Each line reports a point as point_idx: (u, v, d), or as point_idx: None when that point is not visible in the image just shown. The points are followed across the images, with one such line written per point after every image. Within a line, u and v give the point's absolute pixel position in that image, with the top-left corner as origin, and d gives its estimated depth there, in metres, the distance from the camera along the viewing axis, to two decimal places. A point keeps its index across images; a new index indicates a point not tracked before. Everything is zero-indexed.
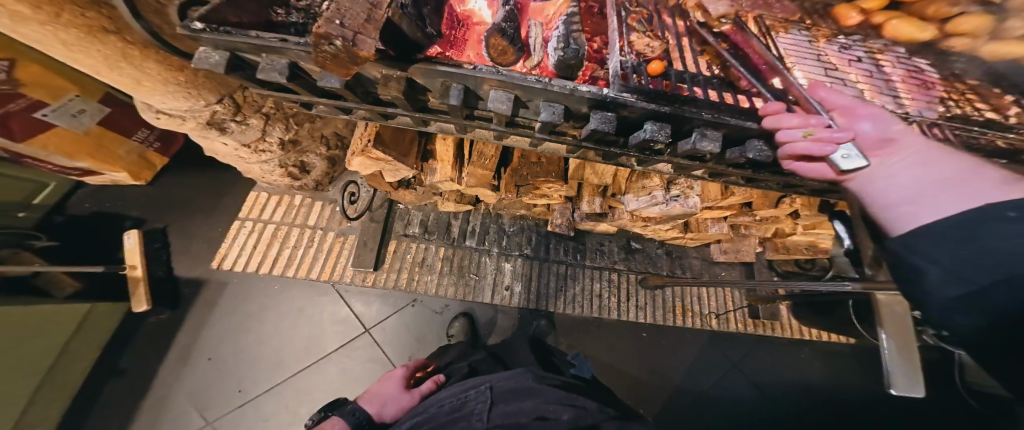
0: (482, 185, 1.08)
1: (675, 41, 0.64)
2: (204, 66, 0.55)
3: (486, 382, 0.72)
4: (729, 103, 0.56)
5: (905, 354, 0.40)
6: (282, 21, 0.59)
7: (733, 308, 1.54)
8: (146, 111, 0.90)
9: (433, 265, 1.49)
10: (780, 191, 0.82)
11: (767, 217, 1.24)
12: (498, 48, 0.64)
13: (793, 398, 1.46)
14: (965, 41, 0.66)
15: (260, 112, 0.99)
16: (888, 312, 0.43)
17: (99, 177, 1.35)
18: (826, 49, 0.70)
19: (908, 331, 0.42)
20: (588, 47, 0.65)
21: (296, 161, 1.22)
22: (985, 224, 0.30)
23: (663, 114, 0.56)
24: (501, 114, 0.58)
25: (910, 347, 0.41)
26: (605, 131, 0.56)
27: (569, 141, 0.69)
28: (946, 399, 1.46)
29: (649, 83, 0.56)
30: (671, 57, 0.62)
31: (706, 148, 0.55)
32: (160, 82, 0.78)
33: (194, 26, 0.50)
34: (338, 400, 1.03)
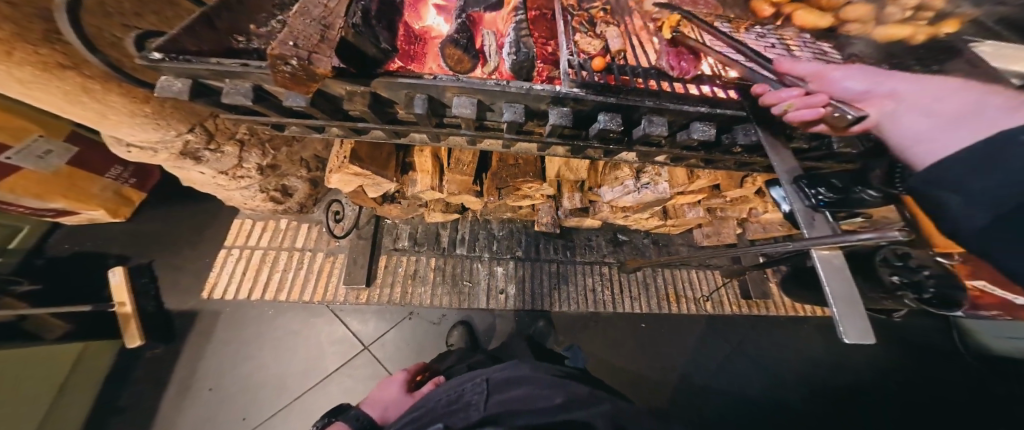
0: (465, 191, 1.09)
1: (618, 38, 0.68)
2: (166, 94, 0.56)
3: (482, 374, 0.75)
4: (667, 91, 0.60)
5: (849, 303, 0.42)
6: (242, 47, 0.61)
7: (724, 291, 1.60)
8: (116, 146, 0.91)
9: (426, 276, 1.51)
10: (738, 171, 0.87)
11: (738, 197, 1.29)
12: (455, 57, 0.66)
13: (799, 378, 1.47)
14: (858, 26, 0.77)
15: (234, 138, 1.00)
16: (830, 268, 0.46)
17: (75, 217, 1.35)
18: (745, 37, 0.78)
19: (849, 282, 0.44)
20: (541, 50, 0.67)
21: (277, 185, 1.23)
22: (1007, 152, 0.30)
23: (612, 105, 0.60)
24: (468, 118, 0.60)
25: (853, 297, 0.43)
26: (563, 126, 0.61)
27: (536, 139, 0.73)
28: (942, 366, 1.49)
29: (596, 78, 0.61)
30: (614, 54, 0.67)
31: (655, 132, 0.60)
32: (126, 115, 0.80)
33: (153, 57, 0.51)
34: (341, 405, 0.93)
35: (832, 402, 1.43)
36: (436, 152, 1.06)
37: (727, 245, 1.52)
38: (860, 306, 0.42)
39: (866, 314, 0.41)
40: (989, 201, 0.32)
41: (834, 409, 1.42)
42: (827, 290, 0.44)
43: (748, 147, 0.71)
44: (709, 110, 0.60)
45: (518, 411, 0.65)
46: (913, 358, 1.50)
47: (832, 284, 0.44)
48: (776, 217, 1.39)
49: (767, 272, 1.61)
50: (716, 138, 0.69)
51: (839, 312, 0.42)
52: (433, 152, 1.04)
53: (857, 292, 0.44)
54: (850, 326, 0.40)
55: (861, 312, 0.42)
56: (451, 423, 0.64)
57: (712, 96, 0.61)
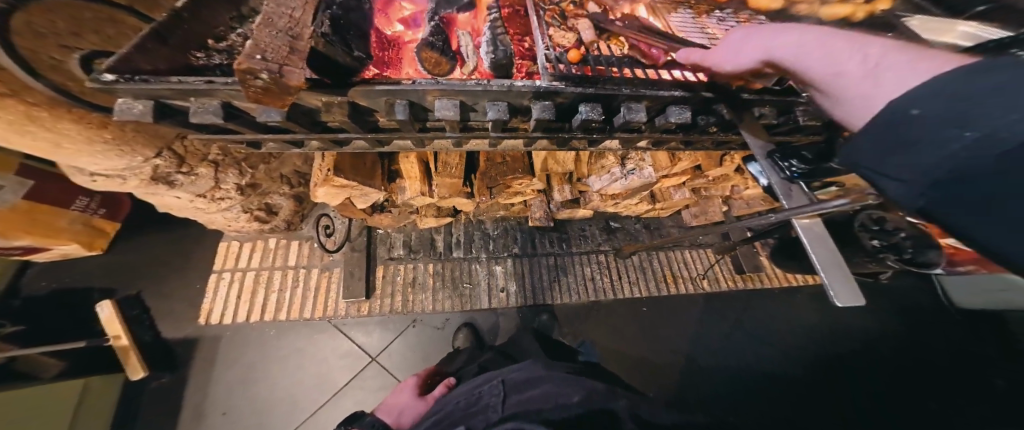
0: (456, 193, 1.08)
1: (590, 30, 0.68)
2: (127, 117, 0.54)
3: (499, 376, 0.77)
4: (640, 77, 0.61)
5: (835, 268, 0.43)
6: (203, 64, 0.58)
7: (718, 268, 1.62)
8: (80, 175, 0.86)
9: (425, 282, 1.50)
10: (716, 150, 0.88)
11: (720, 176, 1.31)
12: (432, 60, 0.65)
13: (797, 346, 1.51)
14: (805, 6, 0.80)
15: (207, 160, 0.97)
16: (812, 237, 0.47)
17: (47, 253, 1.29)
18: (708, 22, 0.80)
19: (833, 248, 0.45)
20: (517, 47, 0.67)
21: (261, 203, 1.21)
22: (916, 127, 0.30)
23: (591, 95, 0.60)
24: (454, 119, 0.59)
25: (838, 261, 0.44)
26: (547, 119, 0.60)
27: (522, 135, 0.73)
28: (931, 322, 1.55)
29: (574, 70, 0.61)
30: (587, 46, 0.67)
31: (636, 119, 0.60)
32: (83, 142, 0.74)
33: (105, 78, 0.48)
34: (356, 413, 0.92)
35: (828, 363, 1.48)
36: (422, 157, 1.04)
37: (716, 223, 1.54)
38: (847, 269, 0.42)
39: (853, 276, 0.42)
40: (914, 183, 0.30)
41: (836, 372, 1.46)
42: (813, 258, 0.44)
43: (720, 125, 0.73)
44: (683, 94, 0.61)
45: (538, 406, 0.65)
46: (902, 318, 1.55)
47: (817, 250, 0.45)
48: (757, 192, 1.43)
49: (757, 246, 1.64)
50: (692, 121, 0.69)
51: (826, 276, 0.43)
52: (419, 158, 1.03)
53: (840, 256, 0.44)
54: (840, 289, 0.41)
55: (846, 274, 0.42)
56: (470, 424, 0.66)
57: (682, 80, 0.61)
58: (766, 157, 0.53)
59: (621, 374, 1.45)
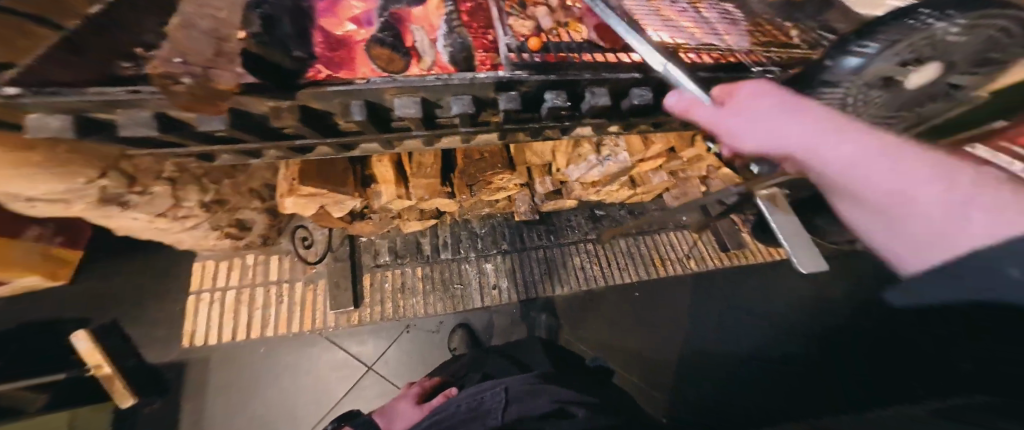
0: (435, 194, 1.03)
1: (549, 17, 0.65)
2: (45, 133, 0.52)
3: (502, 383, 0.77)
4: (601, 60, 0.60)
5: (795, 238, 0.46)
6: (132, 75, 0.55)
7: (704, 248, 1.63)
8: (16, 201, 0.76)
9: (415, 287, 1.48)
10: (684, 131, 0.87)
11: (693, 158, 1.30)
12: (384, 57, 0.62)
13: (790, 333, 1.52)
14: None
15: (161, 177, 0.90)
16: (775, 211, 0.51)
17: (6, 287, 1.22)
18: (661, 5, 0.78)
19: (793, 221, 0.49)
20: (475, 39, 0.64)
21: (233, 219, 1.16)
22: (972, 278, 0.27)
23: (553, 82, 0.60)
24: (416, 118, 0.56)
25: (797, 232, 0.47)
26: (513, 111, 0.59)
27: (494, 128, 0.73)
28: None
29: (537, 58, 0.59)
30: (549, 33, 0.64)
31: (597, 104, 0.61)
32: (12, 167, 0.62)
33: (6, 92, 0.47)
34: (352, 411, 0.93)
35: (827, 348, 1.49)
36: (396, 160, 1.01)
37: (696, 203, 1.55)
38: (805, 238, 0.46)
39: (812, 245, 0.45)
40: (947, 325, 0.30)
41: (826, 340, 1.51)
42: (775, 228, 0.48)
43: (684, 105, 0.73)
44: (641, 76, 0.61)
45: (533, 421, 0.66)
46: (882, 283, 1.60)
47: (779, 223, 0.49)
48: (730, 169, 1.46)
49: (739, 223, 1.64)
50: (655, 102, 0.68)
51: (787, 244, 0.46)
52: (393, 160, 1.00)
53: (801, 228, 0.48)
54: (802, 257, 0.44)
55: (803, 241, 0.46)
56: None
57: (640, 61, 0.61)
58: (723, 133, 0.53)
59: (618, 365, 1.46)
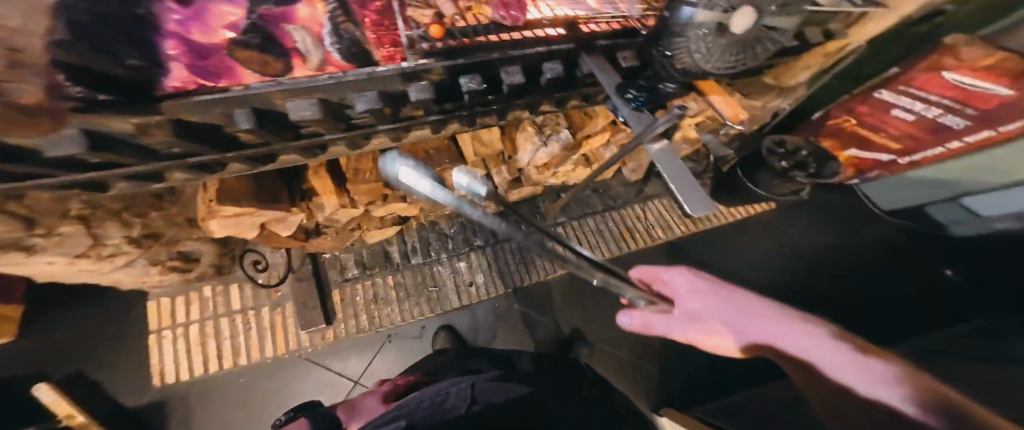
0: (377, 198, 0.99)
1: (450, 1, 0.61)
2: None
3: (467, 380, 0.80)
4: (506, 40, 0.63)
5: (680, 181, 0.49)
6: None
7: (669, 216, 1.65)
8: None
9: (388, 295, 1.45)
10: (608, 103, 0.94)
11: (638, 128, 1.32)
12: (257, 61, 0.51)
13: (770, 307, 1.52)
14: None
15: (69, 216, 0.73)
16: (663, 159, 0.53)
17: None
18: None
19: (681, 166, 0.51)
20: (369, 34, 0.57)
21: (174, 252, 1.01)
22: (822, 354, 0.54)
23: (464, 66, 0.60)
24: (321, 118, 0.53)
25: (685, 175, 0.50)
26: (427, 99, 0.58)
27: (419, 121, 0.71)
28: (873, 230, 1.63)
29: (450, 42, 0.57)
30: (452, 18, 0.61)
31: (512, 82, 0.66)
32: None
33: None
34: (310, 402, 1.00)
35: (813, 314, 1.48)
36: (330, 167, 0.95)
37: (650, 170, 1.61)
38: (691, 181, 0.49)
39: (697, 186, 0.48)
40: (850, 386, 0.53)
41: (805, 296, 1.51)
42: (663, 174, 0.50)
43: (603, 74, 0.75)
44: (546, 50, 0.65)
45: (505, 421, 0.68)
46: (855, 232, 1.62)
47: (667, 168, 0.51)
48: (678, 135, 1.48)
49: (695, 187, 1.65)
50: (569, 71, 0.74)
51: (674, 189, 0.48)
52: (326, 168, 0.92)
53: (687, 170, 0.51)
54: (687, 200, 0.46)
55: (689, 184, 0.48)
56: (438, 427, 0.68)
57: (546, 35, 0.65)
58: (618, 94, 0.60)
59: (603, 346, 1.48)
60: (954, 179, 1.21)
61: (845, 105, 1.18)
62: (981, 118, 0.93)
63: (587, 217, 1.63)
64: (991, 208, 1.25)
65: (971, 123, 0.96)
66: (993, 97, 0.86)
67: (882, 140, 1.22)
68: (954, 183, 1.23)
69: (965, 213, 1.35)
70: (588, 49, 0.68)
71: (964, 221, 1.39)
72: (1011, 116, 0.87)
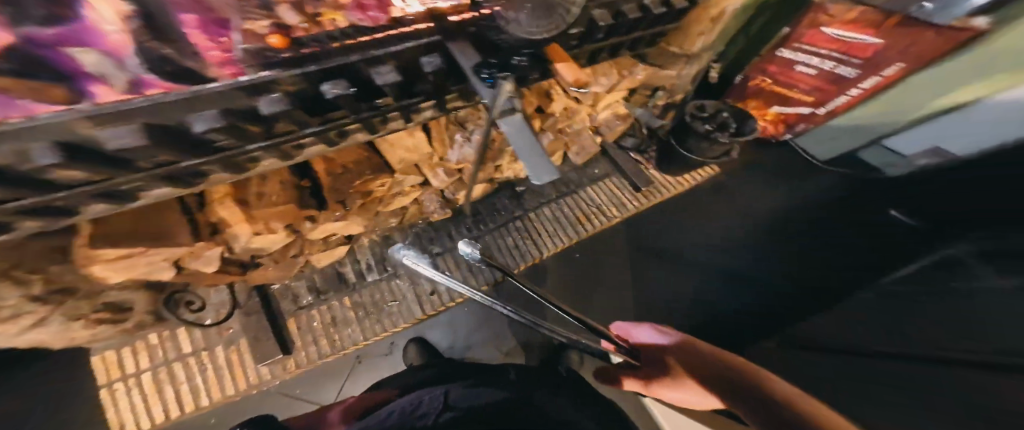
0: (296, 219, 0.97)
1: (296, 9, 0.55)
2: None
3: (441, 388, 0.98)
4: (368, 39, 0.60)
5: (528, 152, 0.54)
6: None
7: (620, 194, 1.62)
8: None
9: (347, 317, 1.42)
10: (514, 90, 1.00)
11: (568, 111, 1.37)
12: (45, 91, 0.38)
13: (739, 290, 1.56)
14: None
15: None
16: (516, 134, 0.57)
17: None
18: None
19: (532, 139, 0.56)
20: (194, 46, 0.48)
21: (98, 305, 0.97)
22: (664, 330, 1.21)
23: (330, 71, 0.58)
24: (144, 147, 0.45)
25: (533, 148, 0.55)
26: (282, 112, 0.55)
27: (294, 136, 0.67)
28: (816, 184, 1.70)
29: (303, 52, 0.54)
30: (300, 26, 0.54)
31: (387, 82, 0.64)
32: None
33: None
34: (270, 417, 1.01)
35: (767, 275, 1.56)
36: (231, 194, 0.87)
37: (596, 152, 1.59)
38: (540, 150, 0.54)
39: (545, 158, 0.53)
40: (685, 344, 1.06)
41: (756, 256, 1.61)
42: (513, 148, 0.54)
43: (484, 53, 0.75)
44: (418, 44, 0.65)
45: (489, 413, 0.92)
46: (800, 190, 1.68)
47: (518, 141, 0.56)
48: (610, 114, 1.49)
49: (644, 163, 1.64)
50: (451, 64, 0.74)
51: (523, 158, 0.53)
52: (231, 198, 0.87)
53: (536, 142, 0.56)
54: (538, 170, 0.52)
55: (539, 155, 0.54)
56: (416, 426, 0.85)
57: (413, 29, 0.64)
58: (475, 75, 0.61)
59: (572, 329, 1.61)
60: (873, 123, 1.38)
61: (758, 67, 1.44)
62: (868, 66, 1.14)
63: (543, 207, 1.59)
64: (909, 146, 1.47)
65: (861, 69, 1.16)
66: (868, 46, 1.10)
67: (798, 96, 1.44)
68: (871, 127, 1.41)
69: (892, 155, 1.56)
70: (454, 36, 0.67)
71: (894, 164, 1.61)
72: (892, 58, 1.07)
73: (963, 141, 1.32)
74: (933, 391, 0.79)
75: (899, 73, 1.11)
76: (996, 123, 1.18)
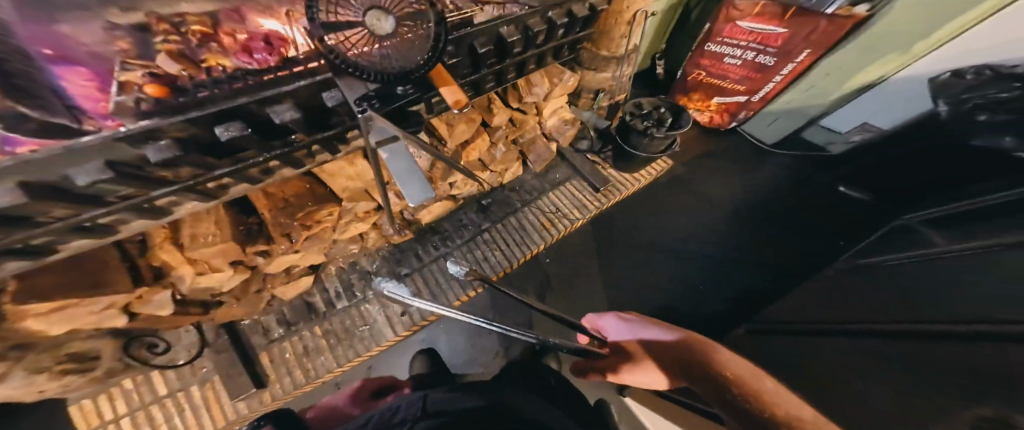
0: (238, 255, 0.99)
1: (177, 60, 0.61)
2: None
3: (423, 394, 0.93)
4: (262, 80, 0.63)
5: (405, 176, 0.56)
6: None
7: (581, 195, 1.61)
8: None
9: (319, 346, 1.38)
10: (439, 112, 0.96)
11: (515, 120, 1.42)
12: None
13: (731, 264, 1.63)
14: None
15: None
16: (398, 161, 0.60)
17: None
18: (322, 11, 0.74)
19: (411, 164, 0.59)
20: (82, 101, 0.58)
21: (61, 356, 0.95)
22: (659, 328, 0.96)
23: (223, 111, 0.58)
24: (22, 202, 0.47)
25: (412, 171, 0.57)
26: (171, 158, 0.56)
27: (201, 180, 0.69)
28: (760, 171, 1.89)
29: (189, 97, 0.58)
30: (182, 74, 0.61)
31: (286, 119, 0.64)
32: None
33: None
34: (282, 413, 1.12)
35: (731, 260, 1.64)
36: (173, 237, 0.92)
37: (551, 159, 1.60)
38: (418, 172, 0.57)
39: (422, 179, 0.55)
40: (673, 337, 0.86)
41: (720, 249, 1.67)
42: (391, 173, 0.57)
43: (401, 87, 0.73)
44: (314, 81, 0.65)
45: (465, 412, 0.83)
46: (739, 185, 1.84)
47: (399, 167, 0.58)
48: (557, 120, 1.53)
49: (599, 162, 1.67)
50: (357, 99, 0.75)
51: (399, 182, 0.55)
52: (172, 242, 0.91)
53: (416, 165, 0.59)
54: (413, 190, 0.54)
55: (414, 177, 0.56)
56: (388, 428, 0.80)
57: (306, 68, 0.66)
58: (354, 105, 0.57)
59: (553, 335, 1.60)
60: (807, 103, 1.67)
61: (694, 62, 1.71)
62: (781, 53, 1.42)
63: (511, 217, 1.55)
64: (844, 124, 1.75)
65: (776, 57, 1.43)
66: (778, 36, 1.37)
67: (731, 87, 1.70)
68: (807, 109, 1.71)
69: (830, 134, 1.84)
70: None
71: (833, 143, 1.88)
72: (798, 46, 1.35)
73: (888, 115, 1.58)
74: (882, 355, 0.79)
75: (808, 59, 1.39)
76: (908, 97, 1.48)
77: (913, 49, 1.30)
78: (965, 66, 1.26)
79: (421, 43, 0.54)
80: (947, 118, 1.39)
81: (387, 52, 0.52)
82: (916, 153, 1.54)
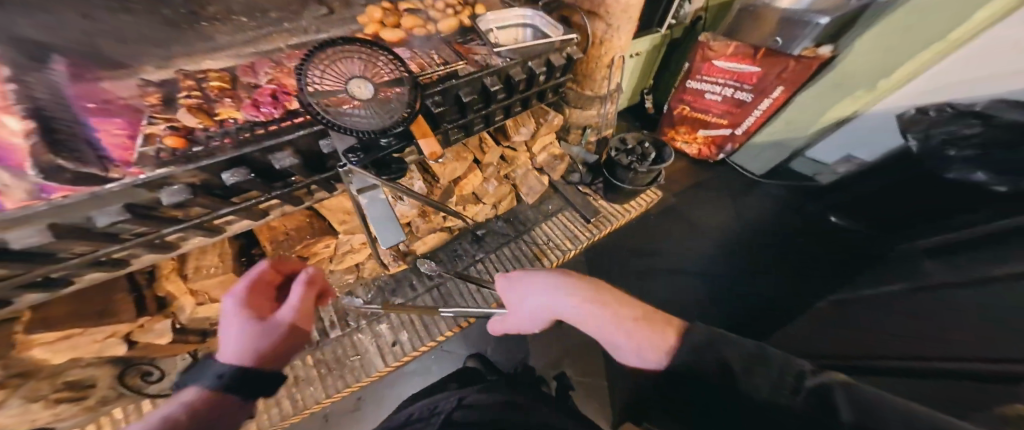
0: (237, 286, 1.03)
1: (193, 113, 0.70)
2: None
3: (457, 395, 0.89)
4: (263, 131, 0.72)
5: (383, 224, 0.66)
6: None
7: (573, 226, 1.63)
8: None
9: (310, 375, 1.36)
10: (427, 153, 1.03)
11: (506, 157, 1.51)
12: None
13: (730, 294, 1.61)
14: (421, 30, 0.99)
15: None
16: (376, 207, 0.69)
17: None
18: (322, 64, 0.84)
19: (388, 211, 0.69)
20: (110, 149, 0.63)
21: (59, 384, 0.94)
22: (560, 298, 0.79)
23: (232, 161, 0.66)
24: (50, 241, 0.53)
25: (387, 217, 0.68)
26: (182, 200, 0.63)
27: (207, 219, 0.74)
28: (752, 201, 1.91)
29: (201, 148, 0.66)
30: (197, 129, 0.69)
31: (286, 165, 0.71)
32: None
33: None
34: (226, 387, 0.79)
35: (728, 288, 1.63)
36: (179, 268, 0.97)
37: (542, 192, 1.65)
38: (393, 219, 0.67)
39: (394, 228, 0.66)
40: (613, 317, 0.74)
41: (715, 278, 1.66)
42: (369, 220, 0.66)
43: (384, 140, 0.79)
44: (312, 130, 0.74)
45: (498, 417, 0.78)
46: (732, 215, 1.87)
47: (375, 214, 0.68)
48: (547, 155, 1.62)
49: (589, 194, 1.72)
50: None
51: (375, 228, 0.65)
52: (178, 272, 0.96)
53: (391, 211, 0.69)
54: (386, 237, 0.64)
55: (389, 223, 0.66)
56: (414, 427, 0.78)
57: (305, 119, 0.76)
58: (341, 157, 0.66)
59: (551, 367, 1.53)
60: (790, 137, 1.75)
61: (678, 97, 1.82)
62: (758, 90, 1.55)
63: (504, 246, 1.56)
64: (829, 155, 1.82)
65: (753, 93, 1.57)
66: (752, 75, 1.50)
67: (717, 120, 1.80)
68: (790, 142, 1.78)
69: (817, 165, 1.90)
70: None
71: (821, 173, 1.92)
72: (772, 83, 1.49)
73: (870, 147, 1.67)
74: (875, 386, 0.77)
75: (783, 95, 1.51)
76: (880, 129, 1.60)
77: (879, 87, 1.41)
78: (931, 103, 1.40)
79: (396, 105, 0.64)
80: (918, 152, 1.47)
81: (363, 111, 0.61)
82: (900, 182, 1.57)
